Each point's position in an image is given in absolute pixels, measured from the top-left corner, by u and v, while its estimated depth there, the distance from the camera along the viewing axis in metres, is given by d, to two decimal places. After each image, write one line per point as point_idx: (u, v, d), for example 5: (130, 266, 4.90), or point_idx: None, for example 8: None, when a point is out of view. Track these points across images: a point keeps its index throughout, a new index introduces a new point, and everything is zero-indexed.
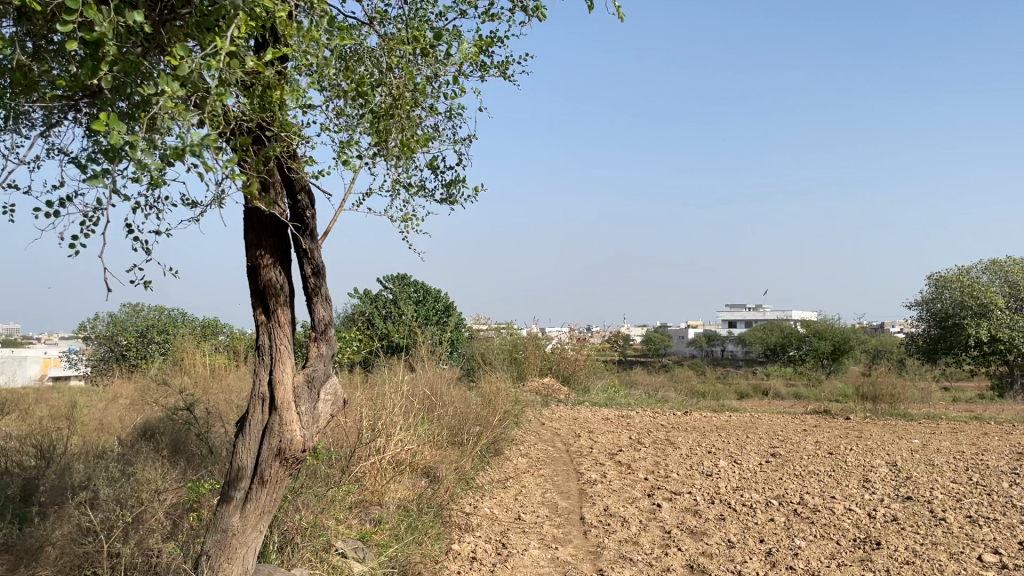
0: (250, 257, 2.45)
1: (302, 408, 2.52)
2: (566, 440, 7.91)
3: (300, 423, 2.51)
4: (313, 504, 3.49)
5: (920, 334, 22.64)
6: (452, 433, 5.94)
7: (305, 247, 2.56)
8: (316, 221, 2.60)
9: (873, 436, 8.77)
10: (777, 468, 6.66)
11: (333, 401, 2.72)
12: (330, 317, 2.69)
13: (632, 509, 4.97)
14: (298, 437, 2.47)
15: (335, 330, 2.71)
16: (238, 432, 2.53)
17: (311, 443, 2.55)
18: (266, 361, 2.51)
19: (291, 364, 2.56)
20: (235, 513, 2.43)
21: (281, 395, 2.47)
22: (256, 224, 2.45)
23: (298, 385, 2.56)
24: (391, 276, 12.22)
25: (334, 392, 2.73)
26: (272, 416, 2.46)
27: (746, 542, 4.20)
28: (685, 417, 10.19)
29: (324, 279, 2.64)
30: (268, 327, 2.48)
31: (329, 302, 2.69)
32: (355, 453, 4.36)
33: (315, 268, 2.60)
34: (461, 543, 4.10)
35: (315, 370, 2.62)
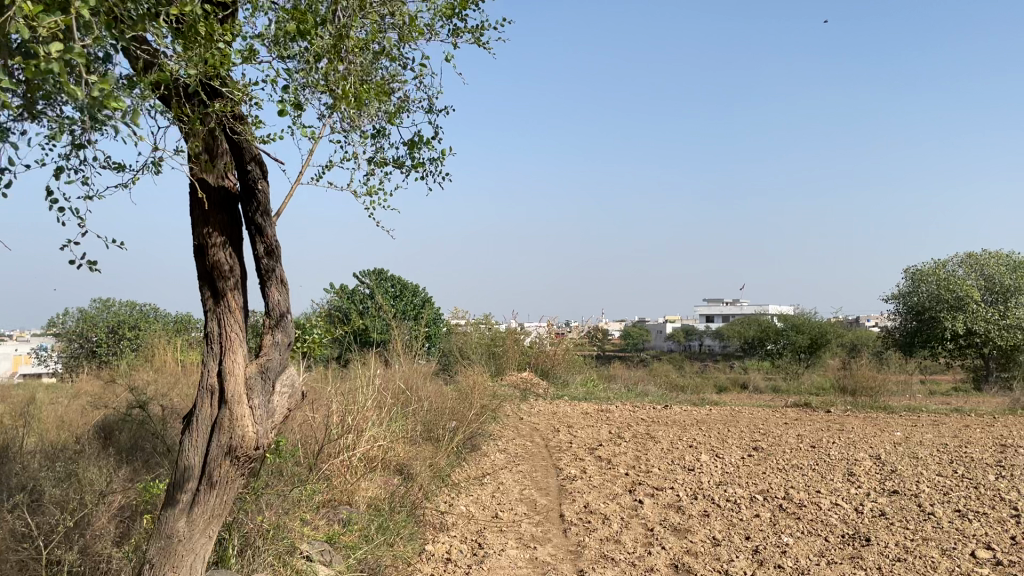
0: (197, 235, 2.30)
1: (256, 401, 2.35)
2: (545, 435, 7.75)
3: (253, 418, 2.34)
4: (277, 505, 3.29)
5: (898, 327, 22.73)
6: (427, 428, 5.75)
7: (257, 224, 2.40)
8: (269, 194, 2.44)
9: (855, 429, 8.69)
10: (760, 462, 6.53)
11: (291, 393, 2.56)
12: (287, 302, 2.53)
13: (613, 506, 4.81)
14: (250, 433, 2.31)
15: (293, 319, 2.53)
16: (184, 428, 2.35)
17: (265, 440, 2.38)
18: (215, 350, 2.34)
19: (244, 355, 2.39)
20: (182, 517, 2.23)
21: (231, 387, 2.30)
22: (201, 198, 2.30)
23: (251, 376, 2.37)
24: (367, 270, 11.99)
25: (292, 383, 2.57)
26: (222, 410, 2.29)
27: (732, 539, 4.05)
28: (666, 411, 10.06)
29: (280, 260, 2.48)
30: (217, 311, 2.32)
31: (286, 287, 2.53)
32: (323, 450, 4.16)
33: (269, 247, 2.45)
34: (435, 543, 3.91)
35: (271, 359, 2.45)
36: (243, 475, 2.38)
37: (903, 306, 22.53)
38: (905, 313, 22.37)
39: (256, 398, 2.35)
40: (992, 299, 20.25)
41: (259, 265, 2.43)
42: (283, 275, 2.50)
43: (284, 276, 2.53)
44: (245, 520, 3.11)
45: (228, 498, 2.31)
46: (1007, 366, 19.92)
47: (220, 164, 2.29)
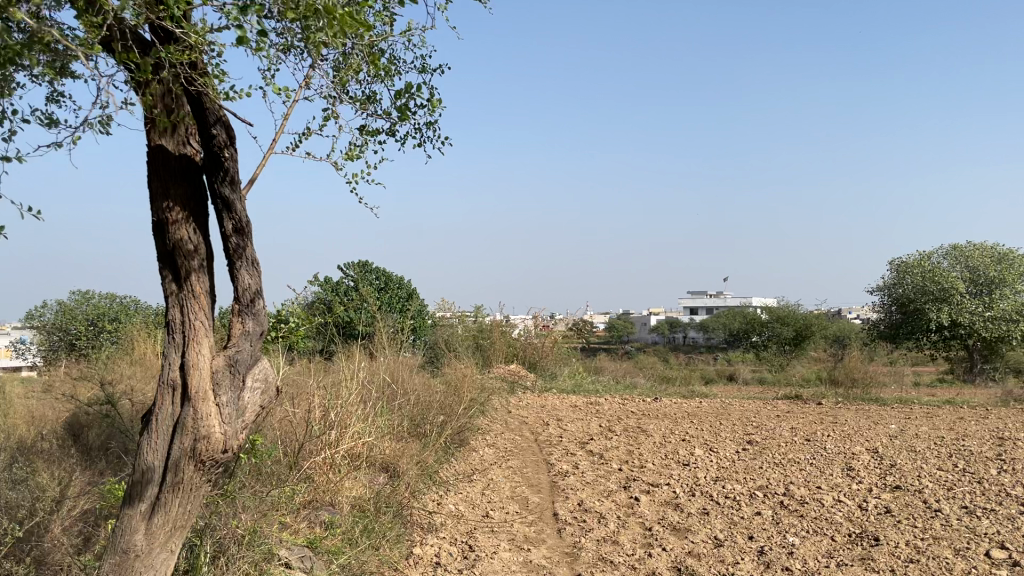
0: (158, 211, 2.17)
1: (223, 399, 2.23)
2: (534, 429, 7.54)
3: (219, 418, 2.21)
4: (252, 510, 3.07)
5: (883, 319, 22.70)
6: (413, 423, 5.53)
7: (224, 197, 2.28)
8: (236, 164, 2.30)
9: (849, 421, 8.54)
10: (756, 456, 6.36)
11: (262, 388, 2.44)
12: (258, 287, 2.40)
13: (608, 504, 4.61)
14: (218, 435, 2.19)
15: (264, 305, 2.40)
16: (143, 428, 2.20)
17: (233, 441, 2.27)
18: (178, 341, 2.19)
19: (209, 347, 2.25)
20: (141, 528, 2.10)
21: (196, 382, 2.16)
22: (161, 169, 2.16)
23: (217, 370, 2.24)
24: (350, 262, 11.73)
25: (263, 378, 2.44)
26: (185, 409, 2.15)
27: (736, 539, 3.86)
28: (656, 404, 9.88)
29: (249, 238, 2.34)
30: (181, 297, 2.18)
31: (258, 270, 2.40)
32: (304, 447, 3.92)
33: (236, 223, 2.31)
34: (423, 546, 3.70)
35: (241, 350, 2.32)
36: (208, 479, 2.26)
37: (889, 297, 22.49)
38: (891, 305, 22.35)
39: (223, 396, 2.22)
40: (977, 290, 20.25)
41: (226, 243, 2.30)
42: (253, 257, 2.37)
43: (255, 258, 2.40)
44: (218, 524, 2.89)
45: (193, 505, 2.19)
46: (991, 358, 19.94)
47: (181, 131, 2.17)
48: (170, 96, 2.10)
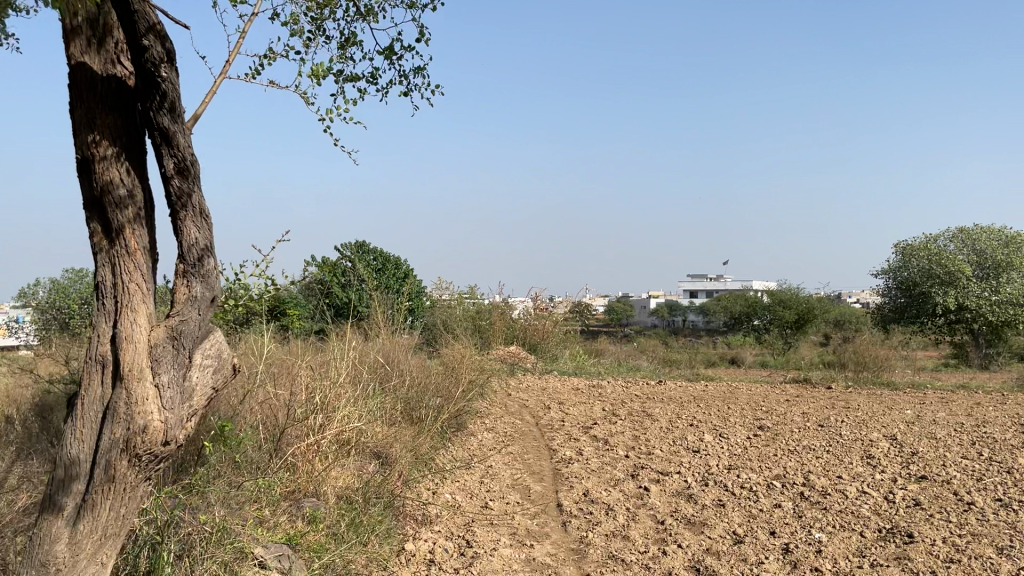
0: (81, 144, 2.15)
1: (163, 379, 2.17)
2: (534, 412, 7.23)
3: (159, 403, 2.15)
4: (220, 508, 2.74)
5: (888, 304, 22.35)
6: (408, 406, 5.21)
7: (162, 129, 2.22)
8: (178, 92, 2.25)
9: (862, 406, 8.24)
10: (769, 442, 6.04)
11: (214, 367, 2.39)
12: (210, 246, 2.39)
13: (616, 493, 4.30)
14: (156, 423, 2.12)
15: (215, 268, 2.38)
16: (70, 413, 2.14)
17: (175, 431, 2.21)
18: (109, 311, 2.16)
19: (146, 318, 2.20)
20: (65, 531, 2.02)
21: (129, 358, 2.12)
22: (88, 94, 2.16)
23: (157, 343, 2.19)
24: (348, 243, 11.38)
25: (215, 356, 2.39)
26: (117, 390, 2.10)
27: (757, 536, 3.53)
28: (661, 387, 9.56)
29: (192, 180, 2.30)
30: (110, 252, 2.16)
31: (207, 226, 2.38)
32: (285, 434, 3.59)
33: (178, 159, 2.27)
34: (417, 541, 3.38)
35: (188, 321, 2.28)
36: (148, 475, 2.19)
37: (895, 281, 22.13)
38: (897, 289, 22.00)
39: (163, 375, 2.17)
40: (983, 274, 19.87)
41: (167, 185, 2.28)
42: (201, 208, 2.35)
43: (203, 208, 2.37)
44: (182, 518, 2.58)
45: (128, 505, 2.12)
46: (995, 342, 19.55)
47: (110, 47, 2.17)
48: (100, 13, 2.15)
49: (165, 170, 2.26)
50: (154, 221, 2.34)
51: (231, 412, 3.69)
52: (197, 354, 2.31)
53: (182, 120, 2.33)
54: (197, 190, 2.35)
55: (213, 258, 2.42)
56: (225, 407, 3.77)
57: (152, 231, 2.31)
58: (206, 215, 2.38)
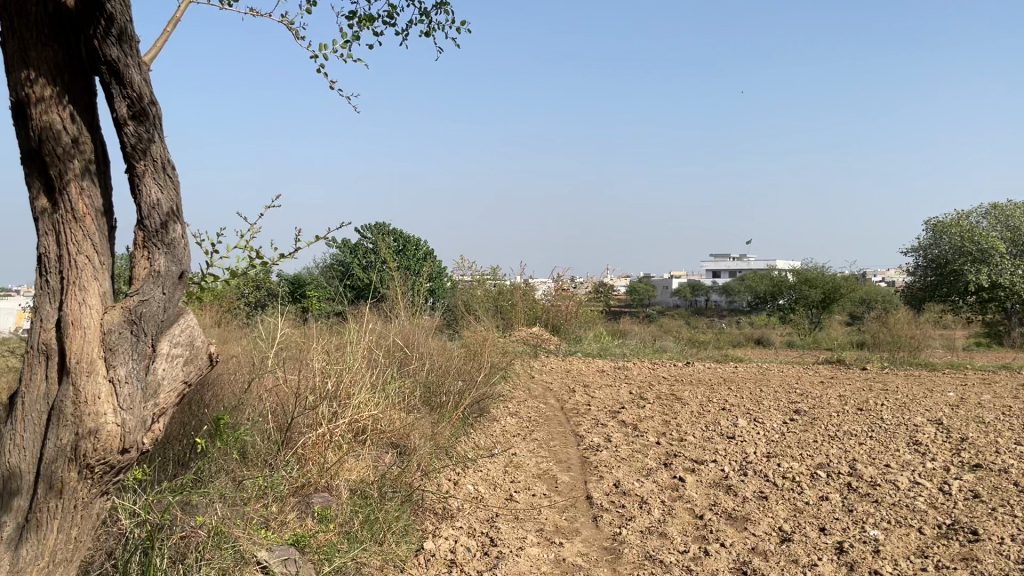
0: (16, 85, 1.99)
1: (119, 373, 2.05)
2: (559, 396, 6.97)
3: (115, 403, 2.03)
4: (222, 508, 2.51)
5: (919, 282, 21.74)
6: (427, 392, 4.96)
7: (112, 64, 2.06)
8: (127, 19, 2.07)
9: (901, 387, 7.90)
10: (808, 428, 5.72)
11: (186, 358, 2.29)
12: (177, 206, 2.25)
13: (649, 484, 4.02)
14: (111, 426, 2.00)
15: (178, 234, 2.24)
16: (11, 412, 2.02)
17: (135, 435, 2.08)
18: (54, 292, 2.04)
19: (97, 301, 2.07)
20: (5, 555, 1.92)
21: (78, 348, 1.99)
22: (20, 28, 1.98)
23: (110, 332, 2.05)
24: (367, 224, 11.12)
25: (186, 343, 2.30)
26: (65, 387, 1.97)
27: (806, 534, 3.26)
28: (689, 368, 9.23)
29: (146, 125, 2.14)
30: (54, 217, 2.03)
31: (172, 187, 2.23)
32: (295, 423, 3.32)
33: (130, 99, 2.11)
34: (436, 538, 3.12)
35: (151, 300, 2.14)
36: (105, 486, 2.07)
37: (926, 258, 21.50)
38: (928, 266, 21.40)
39: (119, 369, 2.04)
40: (1017, 252, 19.20)
41: (122, 132, 2.13)
42: (164, 162, 2.20)
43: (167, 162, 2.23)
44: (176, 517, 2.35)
45: (81, 525, 2.00)
46: None
47: None
48: None
49: (117, 114, 2.11)
50: (107, 175, 2.20)
51: (236, 399, 3.43)
52: (163, 342, 2.22)
53: (137, 54, 2.15)
54: (157, 138, 2.20)
55: (181, 223, 2.28)
56: (228, 395, 3.49)
57: (106, 191, 2.19)
58: (170, 168, 2.23)
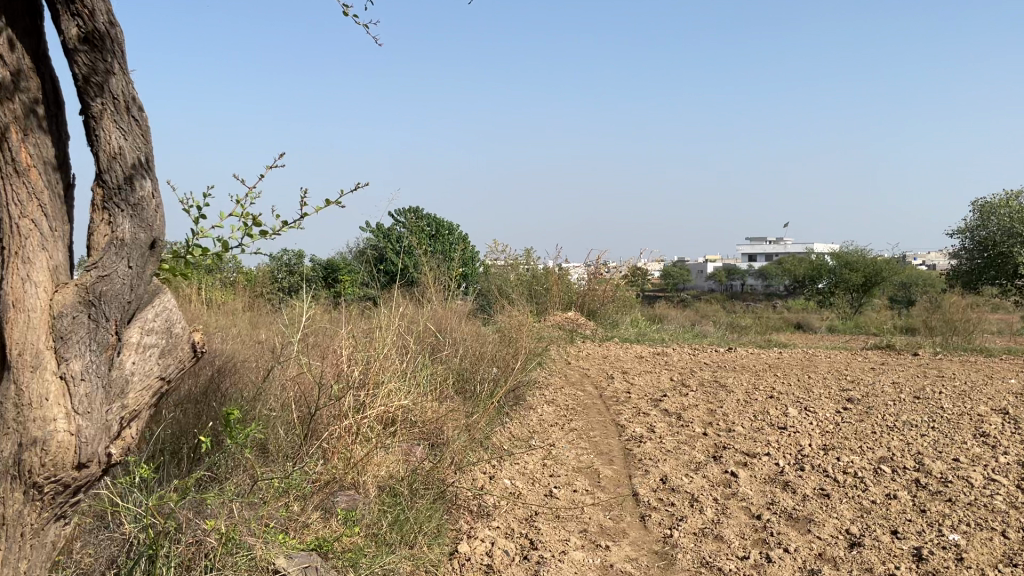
0: None
1: (74, 367, 1.86)
2: (597, 383, 6.68)
3: (67, 406, 1.84)
4: (237, 510, 2.30)
5: (966, 264, 20.99)
6: (460, 380, 4.71)
7: None
8: None
9: (959, 374, 7.51)
10: (864, 418, 5.38)
11: (161, 348, 2.09)
12: (143, 156, 2.02)
13: (699, 479, 3.74)
14: (62, 434, 1.81)
15: (143, 186, 2.02)
16: None
17: (94, 446, 1.89)
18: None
19: (47, 281, 1.87)
20: None
21: (22, 337, 1.79)
22: None
23: (60, 320, 1.85)
24: (401, 209, 10.90)
25: (161, 329, 2.09)
26: (7, 384, 1.78)
27: (877, 537, 2.97)
28: (731, 354, 8.89)
29: (98, 52, 1.93)
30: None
31: (137, 135, 2.01)
32: (319, 415, 3.09)
33: (79, 19, 1.89)
34: (472, 540, 2.87)
35: (112, 276, 1.96)
36: (62, 510, 1.91)
37: (973, 240, 20.79)
38: (975, 249, 20.71)
39: (72, 363, 1.86)
40: None
41: (73, 63, 1.92)
42: (123, 100, 1.98)
43: (132, 102, 2.00)
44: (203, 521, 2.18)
45: (31, 555, 1.83)
46: None
47: None
48: None
49: (67, 38, 1.90)
50: (57, 117, 2.01)
51: (256, 390, 3.20)
52: (132, 330, 2.02)
53: None
54: (118, 71, 1.98)
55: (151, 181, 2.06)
56: (247, 385, 3.26)
57: (58, 139, 1.99)
58: (136, 110, 2.01)
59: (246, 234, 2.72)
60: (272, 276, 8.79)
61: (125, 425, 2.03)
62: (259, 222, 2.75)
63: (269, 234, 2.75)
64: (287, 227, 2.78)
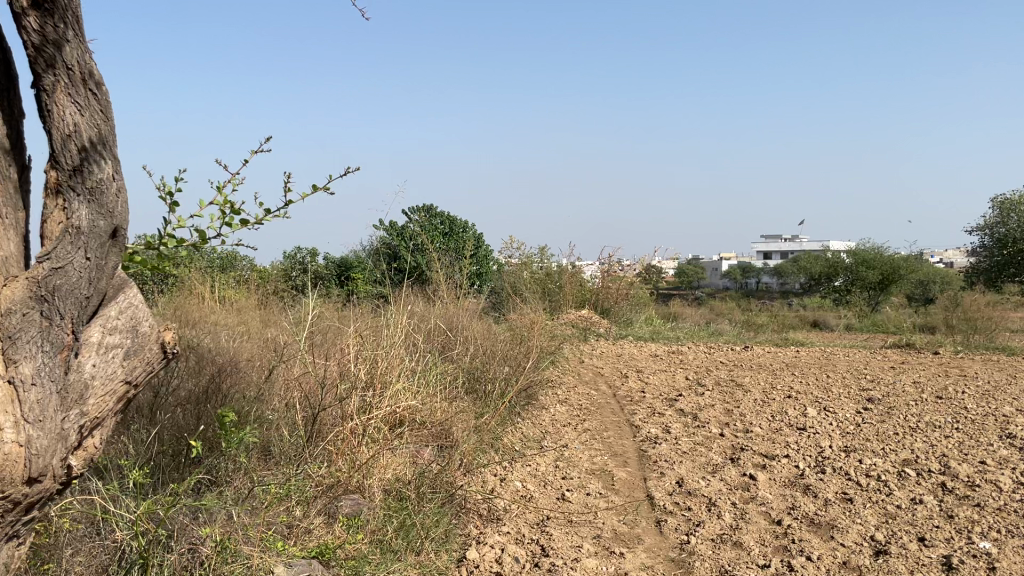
0: None
1: (24, 372, 1.73)
2: (611, 382, 6.57)
3: (16, 413, 1.71)
4: (236, 516, 2.19)
5: (986, 261, 20.70)
6: (471, 380, 4.61)
7: None
8: None
9: (982, 373, 7.34)
10: (886, 418, 5.24)
11: (126, 350, 1.98)
12: (103, 134, 1.90)
13: (717, 482, 3.62)
14: (9, 445, 1.68)
15: (101, 168, 1.89)
16: None
17: (47, 459, 1.78)
18: None
19: None
20: None
21: None
22: None
23: (8, 320, 1.72)
24: (414, 207, 10.83)
25: (126, 328, 1.98)
26: None
27: (904, 545, 2.85)
28: (748, 353, 8.74)
29: (51, 21, 1.79)
30: None
31: (97, 112, 1.88)
32: (324, 414, 2.99)
33: None
34: (480, 545, 2.77)
35: (68, 268, 1.83)
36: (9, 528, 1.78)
37: (992, 237, 20.54)
38: (994, 246, 20.45)
39: (22, 366, 1.73)
40: None
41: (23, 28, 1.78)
42: (80, 74, 1.85)
43: (90, 75, 1.87)
44: (199, 527, 2.09)
45: None
46: None
47: None
48: None
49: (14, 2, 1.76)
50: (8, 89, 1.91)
51: (258, 390, 3.11)
52: (92, 330, 1.90)
53: None
54: (74, 41, 1.85)
55: (113, 161, 1.93)
56: (249, 386, 3.17)
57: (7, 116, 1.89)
58: (95, 82, 1.88)
59: (226, 223, 2.52)
60: (284, 274, 8.72)
61: (88, 433, 1.93)
62: (240, 211, 2.55)
63: (250, 224, 2.56)
64: (271, 216, 2.61)
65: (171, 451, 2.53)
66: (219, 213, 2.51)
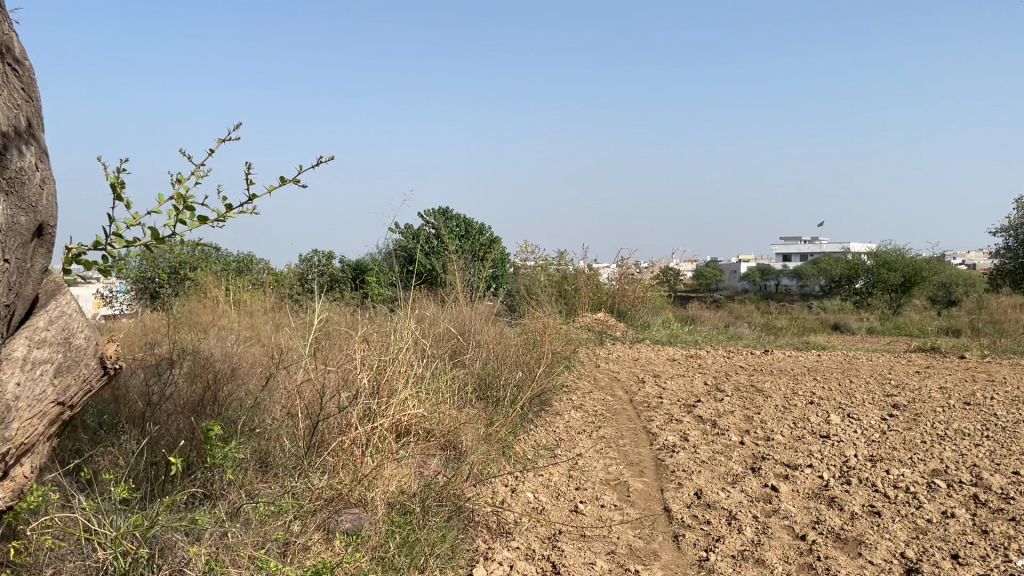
0: None
1: None
2: (628, 387, 6.42)
3: None
4: (229, 533, 2.10)
5: (1011, 263, 20.31)
6: (482, 387, 4.48)
7: None
8: None
9: (1011, 378, 7.12)
10: (912, 426, 5.06)
11: (57, 365, 1.89)
12: (26, 115, 1.83)
13: (737, 494, 3.47)
14: None
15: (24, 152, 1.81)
16: None
17: None
18: None
19: None
20: None
21: None
22: None
23: None
24: (430, 210, 10.72)
25: (57, 340, 1.89)
26: None
27: (936, 563, 2.68)
28: (768, 357, 8.55)
29: None
30: None
31: (18, 93, 1.80)
32: (325, 423, 2.88)
33: None
34: (488, 562, 2.64)
35: None
36: None
37: (1018, 239, 20.17)
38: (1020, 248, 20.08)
39: None
40: None
41: None
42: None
43: (8, 50, 1.77)
44: (185, 546, 1.98)
45: None
46: None
47: None
48: None
49: None
50: None
51: (257, 398, 3.00)
52: (17, 343, 1.81)
53: None
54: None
55: (37, 143, 1.87)
56: (248, 395, 3.06)
57: None
58: (14, 59, 1.79)
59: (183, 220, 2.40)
60: (298, 277, 8.63)
61: (17, 461, 1.84)
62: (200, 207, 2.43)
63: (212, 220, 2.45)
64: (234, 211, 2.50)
65: (159, 468, 2.42)
66: (174, 208, 2.37)
